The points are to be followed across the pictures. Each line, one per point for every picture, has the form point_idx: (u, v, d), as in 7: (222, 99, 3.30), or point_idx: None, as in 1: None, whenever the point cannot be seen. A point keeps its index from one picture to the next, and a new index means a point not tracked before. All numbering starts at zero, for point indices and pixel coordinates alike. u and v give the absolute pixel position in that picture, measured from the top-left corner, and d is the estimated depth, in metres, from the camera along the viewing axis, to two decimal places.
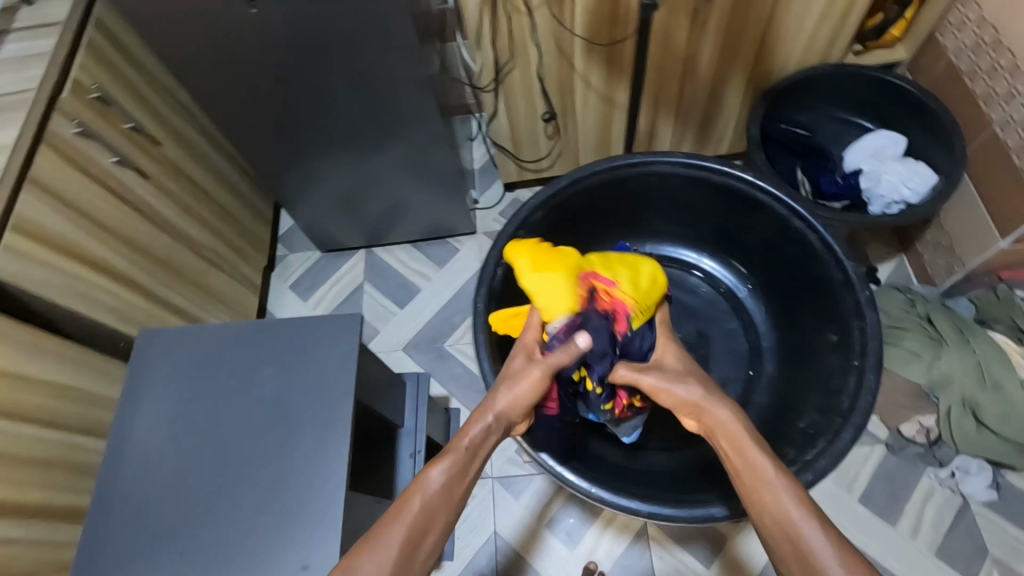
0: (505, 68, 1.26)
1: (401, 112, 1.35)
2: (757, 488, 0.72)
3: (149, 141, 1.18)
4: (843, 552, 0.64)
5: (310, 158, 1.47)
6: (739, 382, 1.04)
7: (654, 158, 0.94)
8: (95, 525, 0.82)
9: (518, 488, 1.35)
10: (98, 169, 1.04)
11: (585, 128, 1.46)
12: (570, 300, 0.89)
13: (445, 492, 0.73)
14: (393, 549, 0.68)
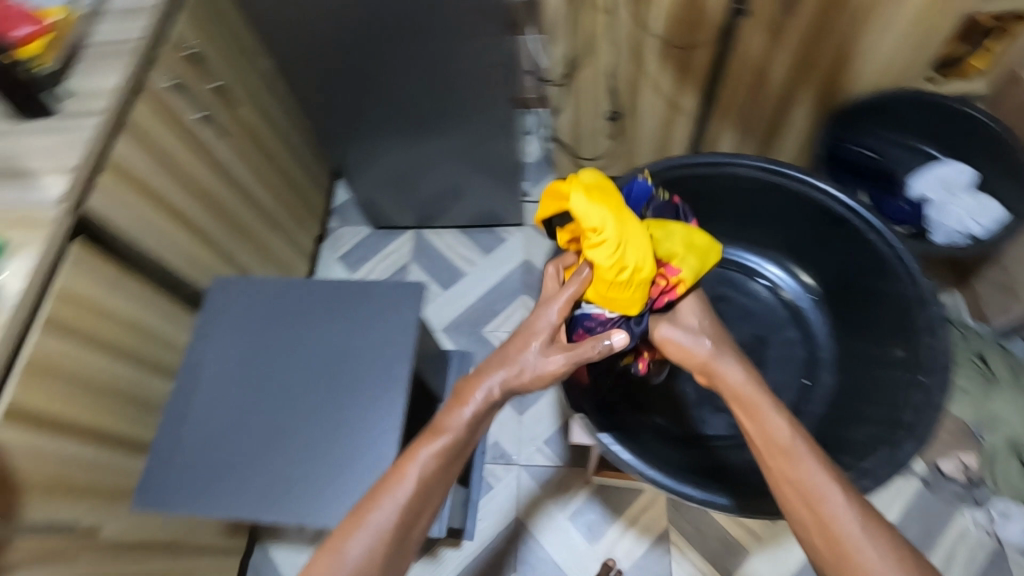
0: (577, 64, 1.28)
1: (470, 98, 1.38)
2: (778, 456, 0.74)
3: (231, 102, 1.23)
4: (866, 520, 0.69)
5: (375, 135, 1.51)
6: (793, 391, 0.99)
7: (737, 160, 0.94)
8: (155, 458, 0.86)
9: (544, 478, 1.37)
10: (185, 122, 1.09)
11: (646, 131, 1.46)
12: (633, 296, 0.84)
13: (436, 473, 0.77)
14: (388, 524, 0.73)
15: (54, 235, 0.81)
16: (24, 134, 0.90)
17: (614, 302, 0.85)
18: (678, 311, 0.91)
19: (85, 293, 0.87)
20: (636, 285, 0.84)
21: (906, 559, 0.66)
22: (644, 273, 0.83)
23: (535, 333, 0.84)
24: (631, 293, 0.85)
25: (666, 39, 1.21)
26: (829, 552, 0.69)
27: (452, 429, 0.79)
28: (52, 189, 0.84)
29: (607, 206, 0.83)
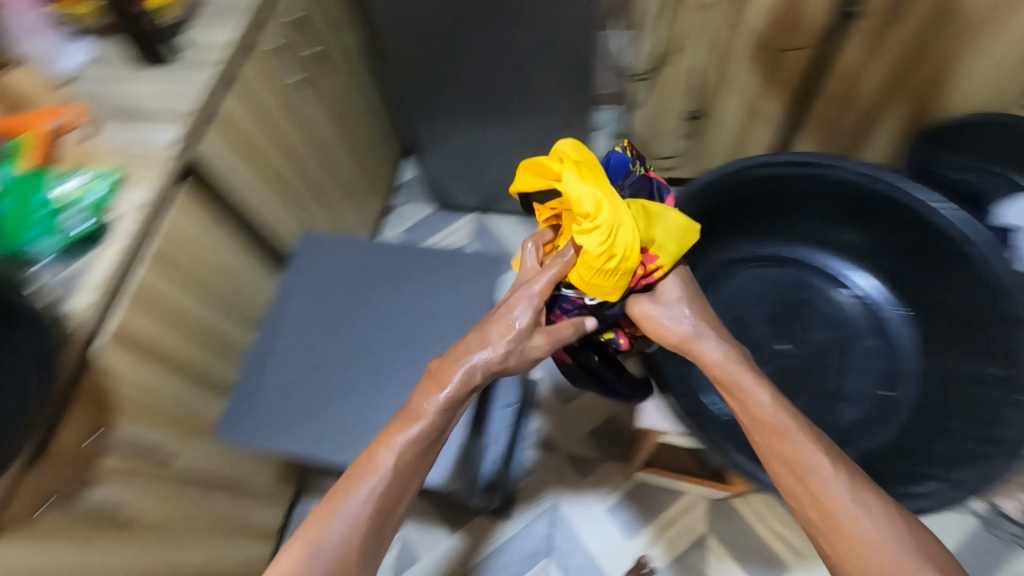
0: (664, 60, 1.28)
1: (551, 86, 1.39)
2: (766, 432, 0.76)
3: (324, 69, 1.27)
4: (855, 486, 0.70)
5: (451, 115, 1.53)
6: (871, 403, 0.98)
7: (836, 165, 0.93)
8: (243, 388, 0.97)
9: (586, 469, 1.38)
10: (283, 83, 1.13)
11: (723, 134, 1.45)
12: (616, 286, 0.82)
13: (415, 456, 0.78)
14: (369, 506, 0.74)
15: (166, 175, 0.86)
16: (143, 80, 0.95)
17: (597, 289, 0.83)
18: (658, 292, 0.90)
19: (187, 234, 0.92)
20: (619, 273, 0.82)
21: (899, 522, 0.67)
22: (630, 261, 0.81)
23: (509, 319, 0.82)
24: (614, 280, 0.83)
25: (758, 41, 1.20)
26: (821, 520, 0.70)
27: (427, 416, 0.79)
28: (167, 132, 0.89)
29: (600, 187, 0.79)
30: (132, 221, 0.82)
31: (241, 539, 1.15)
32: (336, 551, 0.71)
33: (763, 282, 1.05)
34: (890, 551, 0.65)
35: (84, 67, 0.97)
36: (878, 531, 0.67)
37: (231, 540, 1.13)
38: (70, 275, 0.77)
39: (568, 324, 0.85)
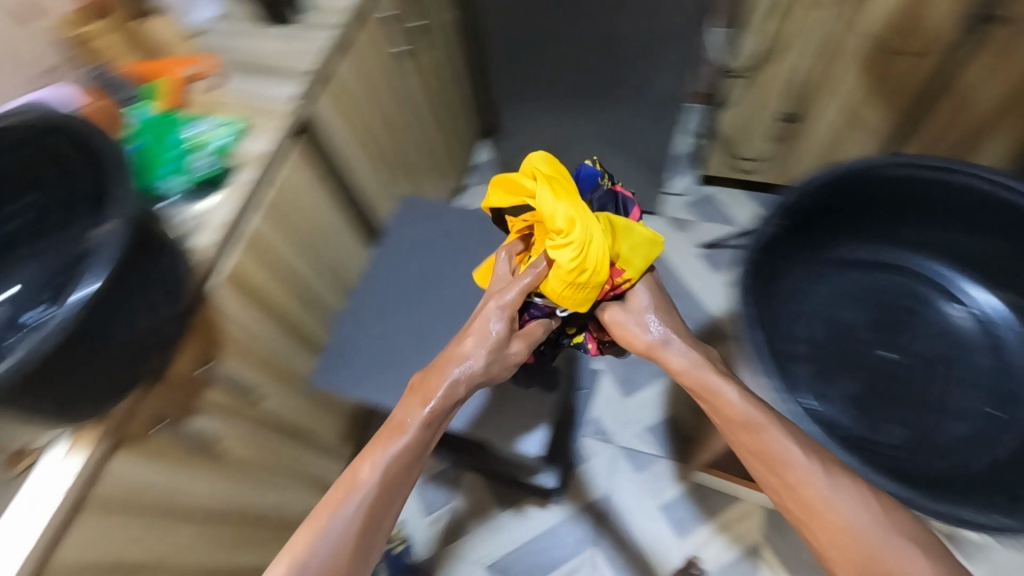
0: (766, 59, 1.25)
1: (644, 79, 1.38)
2: (740, 433, 0.73)
3: (425, 43, 1.29)
4: (832, 474, 0.67)
5: (537, 101, 1.53)
6: (979, 421, 0.82)
7: (969, 169, 0.80)
8: (339, 335, 1.02)
9: (641, 463, 1.37)
10: (389, 52, 1.16)
11: (817, 140, 1.41)
12: (586, 299, 0.79)
13: (399, 468, 0.73)
14: (353, 524, 0.69)
15: (286, 126, 0.90)
16: (266, 37, 0.99)
17: (568, 304, 0.79)
18: (627, 301, 0.86)
19: (298, 188, 0.96)
20: (590, 287, 0.77)
21: (888, 508, 0.65)
22: (599, 276, 0.76)
23: (473, 338, 0.80)
24: (584, 294, 0.78)
25: (869, 43, 1.17)
26: (799, 509, 0.68)
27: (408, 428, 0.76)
28: (287, 87, 0.93)
29: (572, 202, 0.74)
30: (254, 167, 0.87)
31: (308, 487, 1.20)
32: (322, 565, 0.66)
33: (859, 285, 0.92)
34: (884, 542, 0.62)
35: (213, 22, 1.03)
36: (863, 520, 0.64)
37: (298, 486, 1.18)
38: (197, 212, 0.82)
39: (535, 323, 0.86)
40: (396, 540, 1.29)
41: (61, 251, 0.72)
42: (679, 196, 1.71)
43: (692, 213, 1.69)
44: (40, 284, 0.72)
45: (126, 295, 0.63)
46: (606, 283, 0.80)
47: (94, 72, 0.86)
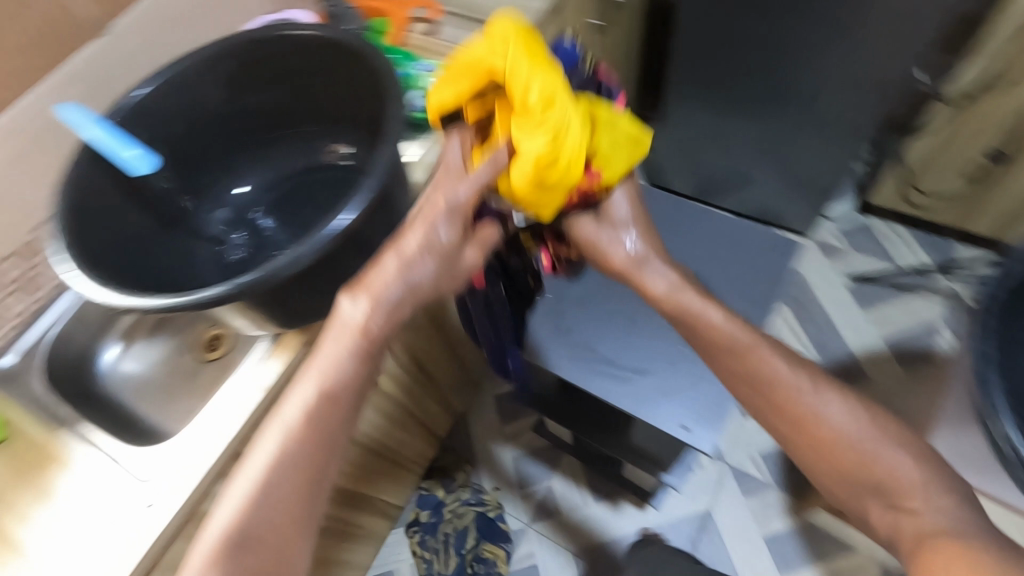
0: (994, 84, 1.19)
1: (831, 99, 1.28)
2: (726, 360, 0.63)
3: (611, 22, 1.28)
4: (821, 391, 0.61)
5: (702, 104, 1.46)
6: None
7: None
8: None
9: (749, 487, 1.31)
10: (584, 24, 1.15)
11: (1016, 189, 1.33)
12: (558, 205, 0.64)
13: (348, 392, 0.58)
14: (288, 472, 0.55)
15: None
16: None
17: (534, 210, 0.63)
18: (603, 210, 0.71)
19: None
20: (560, 188, 0.62)
21: (878, 414, 0.60)
22: (573, 174, 0.61)
23: (410, 254, 0.58)
24: (552, 197, 0.62)
25: None
26: (788, 430, 0.61)
27: (341, 351, 0.58)
28: None
29: (541, 79, 0.58)
30: None
31: (418, 436, 1.23)
32: (267, 506, 0.54)
33: None
34: (877, 447, 0.57)
35: None
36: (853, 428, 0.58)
37: (412, 433, 1.20)
38: (410, 151, 0.85)
39: (489, 225, 0.66)
40: (489, 504, 1.35)
41: (296, 160, 0.79)
42: (836, 221, 1.62)
43: (847, 241, 1.59)
44: (274, 183, 0.79)
45: (371, 226, 0.65)
46: (577, 189, 0.65)
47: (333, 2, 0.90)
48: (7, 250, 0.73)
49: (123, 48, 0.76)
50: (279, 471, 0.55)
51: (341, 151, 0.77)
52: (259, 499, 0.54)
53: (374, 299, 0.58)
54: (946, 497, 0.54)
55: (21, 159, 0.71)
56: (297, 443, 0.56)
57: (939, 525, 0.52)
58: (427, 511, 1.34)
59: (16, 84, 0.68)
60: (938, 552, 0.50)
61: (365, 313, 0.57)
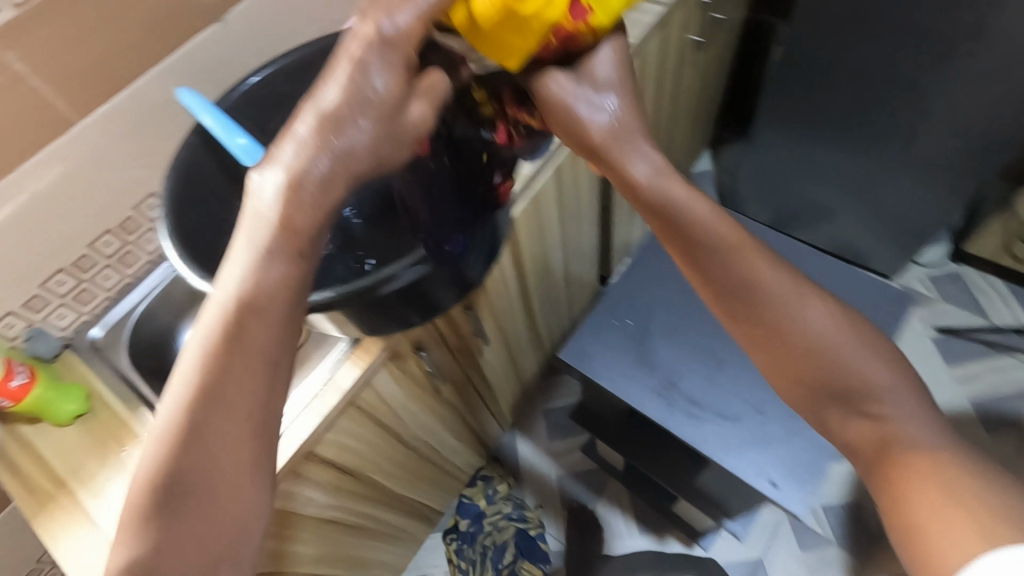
0: None
1: (943, 146, 1.18)
2: (709, 262, 0.51)
3: (711, 39, 1.22)
4: (809, 304, 0.50)
5: (794, 137, 1.38)
6: None
7: None
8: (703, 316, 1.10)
9: (808, 542, 1.24)
10: (685, 39, 1.09)
11: None
12: (528, 46, 0.48)
13: (280, 297, 0.44)
14: (220, 402, 0.42)
15: None
16: None
17: (496, 51, 0.48)
18: (581, 67, 0.52)
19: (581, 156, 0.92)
20: (536, 23, 0.47)
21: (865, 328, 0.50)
22: (554, 7, 0.46)
23: (333, 111, 0.44)
24: (524, 34, 0.47)
25: None
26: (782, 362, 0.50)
27: (258, 246, 0.44)
28: None
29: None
30: None
31: (468, 445, 1.20)
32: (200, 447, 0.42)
33: None
34: (850, 357, 0.49)
35: None
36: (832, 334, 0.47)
37: (463, 443, 1.18)
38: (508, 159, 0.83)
39: (435, 70, 0.48)
40: (531, 521, 1.30)
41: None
42: (924, 265, 1.54)
43: (933, 289, 1.51)
44: None
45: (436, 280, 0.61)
46: (557, 29, 0.48)
47: None
48: (107, 226, 0.74)
49: (236, 35, 0.75)
50: (205, 397, 0.42)
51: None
52: (189, 434, 0.42)
53: (292, 177, 0.43)
54: (922, 416, 0.48)
55: (129, 138, 0.71)
56: (222, 364, 0.43)
57: (909, 437, 0.47)
58: (467, 520, 1.28)
59: (132, 66, 0.68)
60: (911, 473, 0.45)
61: (279, 193, 0.43)
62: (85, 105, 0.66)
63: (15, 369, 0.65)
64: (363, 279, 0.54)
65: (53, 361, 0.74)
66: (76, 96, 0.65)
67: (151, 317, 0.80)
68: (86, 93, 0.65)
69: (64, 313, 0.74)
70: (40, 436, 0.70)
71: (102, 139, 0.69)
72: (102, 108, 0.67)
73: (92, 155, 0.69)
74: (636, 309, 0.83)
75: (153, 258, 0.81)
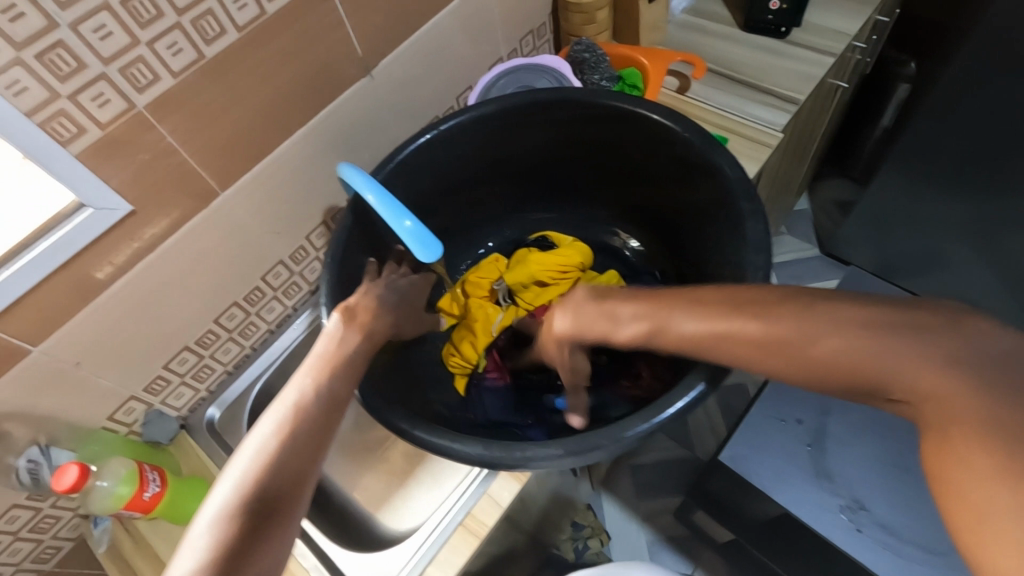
0: None
1: None
2: None
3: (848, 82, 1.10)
4: None
5: (914, 199, 1.19)
6: None
7: None
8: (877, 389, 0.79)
9: None
10: (833, 86, 0.98)
11: None
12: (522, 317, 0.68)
13: (351, 379, 0.47)
14: (283, 447, 0.42)
15: (765, 156, 0.76)
16: (748, 44, 0.87)
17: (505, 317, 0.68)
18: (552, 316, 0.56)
19: None
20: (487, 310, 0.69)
21: (871, 315, 0.36)
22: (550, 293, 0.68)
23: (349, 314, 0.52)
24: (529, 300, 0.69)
25: None
26: None
27: (327, 347, 0.49)
28: (776, 111, 0.80)
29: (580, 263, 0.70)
30: None
31: (563, 516, 1.10)
32: (262, 491, 0.40)
33: None
34: None
35: (681, 13, 0.93)
36: None
37: (559, 516, 1.08)
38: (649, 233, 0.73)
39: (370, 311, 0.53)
40: None
41: (561, 228, 0.77)
42: None
43: None
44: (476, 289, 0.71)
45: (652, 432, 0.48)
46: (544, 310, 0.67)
47: (584, 46, 0.79)
48: (233, 300, 0.67)
49: (376, 91, 0.68)
50: (274, 472, 0.41)
51: (634, 241, 0.74)
52: (258, 481, 0.40)
53: (345, 314, 0.52)
54: None
55: (268, 208, 0.64)
56: (300, 419, 0.43)
57: None
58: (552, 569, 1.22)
59: (278, 133, 0.60)
60: None
61: (339, 326, 0.50)
62: (229, 176, 0.58)
63: (149, 476, 0.58)
64: (551, 444, 0.47)
65: (167, 444, 0.68)
66: (223, 167, 0.57)
67: (269, 390, 0.74)
68: (233, 163, 0.58)
69: (182, 393, 0.67)
70: (157, 534, 0.63)
71: (242, 208, 0.61)
72: (245, 177, 0.60)
73: (230, 230, 0.61)
74: (810, 407, 0.75)
75: (271, 328, 0.74)
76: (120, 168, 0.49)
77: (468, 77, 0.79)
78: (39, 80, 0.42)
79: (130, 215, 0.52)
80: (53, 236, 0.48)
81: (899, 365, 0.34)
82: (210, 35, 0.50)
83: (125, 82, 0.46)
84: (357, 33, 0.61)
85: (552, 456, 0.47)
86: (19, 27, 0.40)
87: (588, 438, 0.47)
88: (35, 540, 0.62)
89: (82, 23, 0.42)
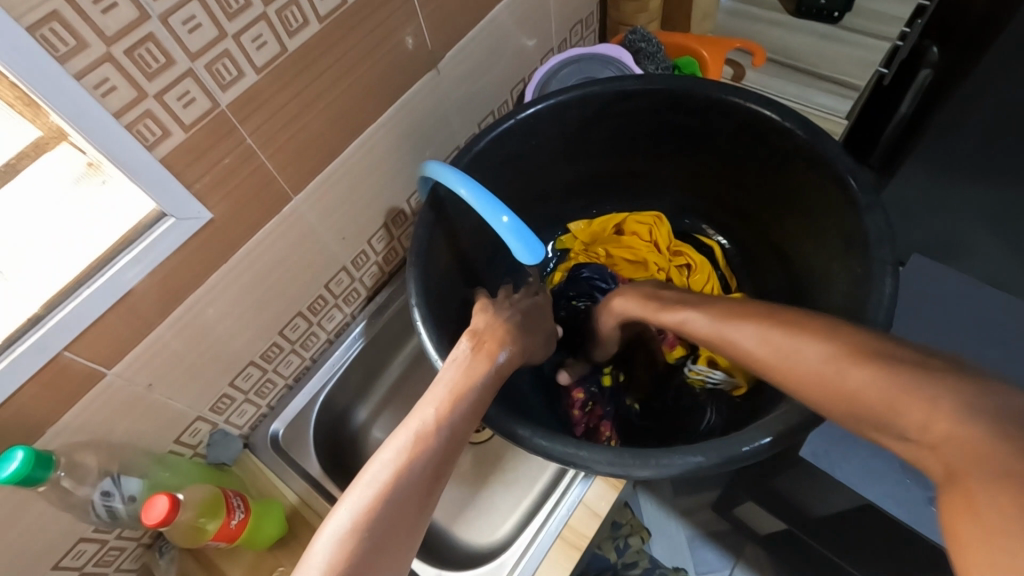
0: None
1: None
2: None
3: None
4: None
5: None
6: None
7: None
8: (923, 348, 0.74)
9: None
10: None
11: None
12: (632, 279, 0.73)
13: (470, 413, 0.45)
14: (401, 479, 0.41)
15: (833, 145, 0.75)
16: (799, 30, 0.85)
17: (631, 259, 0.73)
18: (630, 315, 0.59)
19: None
20: (619, 253, 0.74)
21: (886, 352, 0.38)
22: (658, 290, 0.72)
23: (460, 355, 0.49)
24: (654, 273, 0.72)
25: None
26: None
27: (449, 377, 0.47)
28: (843, 100, 0.78)
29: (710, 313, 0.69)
30: None
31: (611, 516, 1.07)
32: (378, 518, 0.39)
33: None
34: None
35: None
36: None
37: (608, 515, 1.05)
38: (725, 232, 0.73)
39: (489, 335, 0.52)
40: None
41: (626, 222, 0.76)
42: None
43: None
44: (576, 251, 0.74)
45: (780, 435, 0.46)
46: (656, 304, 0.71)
47: (638, 34, 0.76)
48: (298, 310, 0.63)
49: (442, 85, 0.64)
50: (396, 502, 0.40)
51: (719, 236, 0.73)
52: (376, 509, 0.39)
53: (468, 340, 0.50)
54: None
55: (336, 212, 0.60)
56: (422, 451, 0.42)
57: None
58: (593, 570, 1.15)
59: (350, 132, 0.56)
60: None
61: (461, 353, 0.49)
62: (303, 178, 0.54)
63: (234, 503, 0.56)
64: (692, 453, 0.43)
65: (232, 465, 0.64)
66: (298, 171, 0.53)
67: (329, 402, 0.70)
68: (308, 166, 0.54)
69: (245, 410, 0.64)
70: (230, 559, 0.60)
71: (312, 212, 0.57)
72: (317, 179, 0.56)
73: (303, 237, 0.58)
74: None
75: (330, 338, 0.70)
76: (203, 175, 0.46)
77: (523, 69, 0.76)
78: (127, 77, 0.38)
79: (209, 223, 0.48)
80: (134, 249, 0.44)
81: (912, 401, 0.34)
82: (293, 27, 0.46)
83: (210, 79, 0.42)
84: (427, 23, 0.57)
85: (694, 463, 0.44)
86: (109, 19, 0.36)
87: (720, 442, 0.44)
88: (99, 573, 0.58)
89: (172, 13, 0.38)
